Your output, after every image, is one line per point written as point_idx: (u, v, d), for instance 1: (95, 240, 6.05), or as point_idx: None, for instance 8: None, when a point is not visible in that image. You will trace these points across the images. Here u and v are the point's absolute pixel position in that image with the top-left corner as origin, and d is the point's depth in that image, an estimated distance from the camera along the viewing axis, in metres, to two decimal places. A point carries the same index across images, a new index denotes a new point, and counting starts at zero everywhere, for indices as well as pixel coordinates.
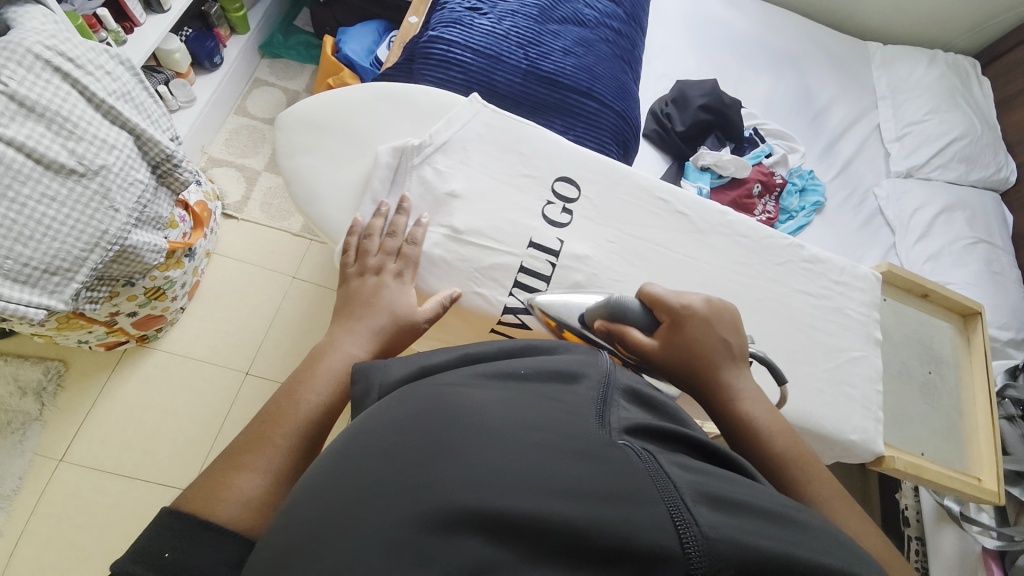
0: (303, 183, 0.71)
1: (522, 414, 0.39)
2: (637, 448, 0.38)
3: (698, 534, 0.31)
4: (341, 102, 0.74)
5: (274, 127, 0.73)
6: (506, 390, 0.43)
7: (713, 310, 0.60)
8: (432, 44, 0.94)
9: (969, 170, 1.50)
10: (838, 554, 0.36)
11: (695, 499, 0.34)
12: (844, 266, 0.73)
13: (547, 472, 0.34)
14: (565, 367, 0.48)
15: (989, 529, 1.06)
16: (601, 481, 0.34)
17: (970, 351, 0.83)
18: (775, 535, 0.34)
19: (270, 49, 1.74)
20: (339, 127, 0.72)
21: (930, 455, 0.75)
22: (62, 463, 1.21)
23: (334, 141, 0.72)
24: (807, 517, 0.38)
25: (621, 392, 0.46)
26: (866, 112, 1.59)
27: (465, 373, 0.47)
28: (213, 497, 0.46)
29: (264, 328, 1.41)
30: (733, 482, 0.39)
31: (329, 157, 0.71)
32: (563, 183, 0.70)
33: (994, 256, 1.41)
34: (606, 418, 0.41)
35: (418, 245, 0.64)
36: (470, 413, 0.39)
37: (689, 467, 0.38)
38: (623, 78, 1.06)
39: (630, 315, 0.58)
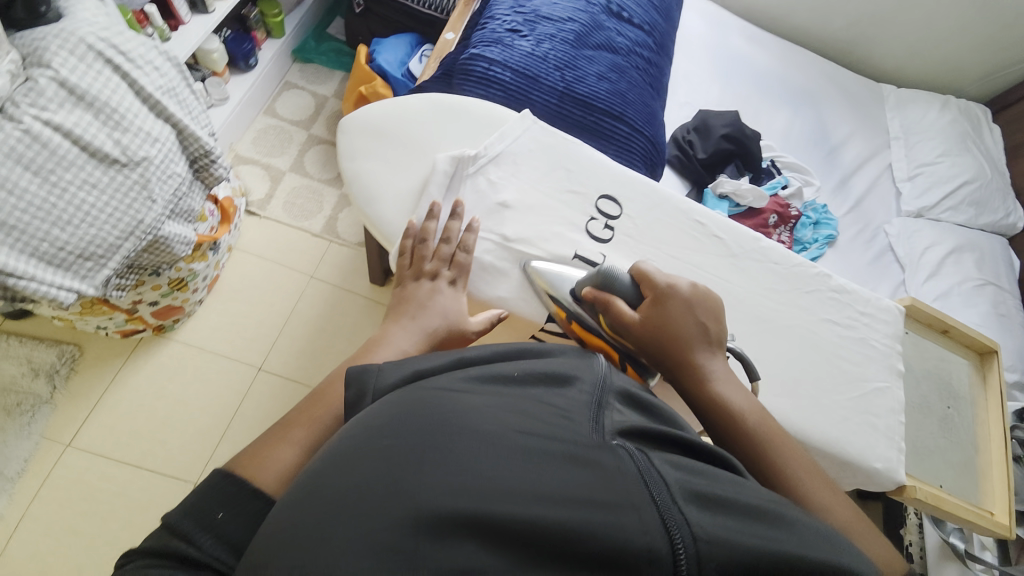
0: (363, 185, 0.73)
1: (511, 418, 0.41)
2: (630, 449, 0.40)
3: (686, 535, 0.34)
4: (399, 110, 0.77)
5: (337, 131, 0.76)
6: (495, 392, 0.45)
7: (696, 294, 0.61)
8: (473, 60, 0.98)
9: (978, 213, 1.54)
10: (824, 546, 0.38)
11: (685, 500, 0.37)
12: (869, 297, 0.75)
13: (535, 478, 0.36)
14: (559, 370, 0.50)
15: (992, 567, 1.07)
16: (587, 488, 0.36)
17: (986, 388, 0.85)
18: (764, 535, 0.37)
19: (303, 54, 1.78)
20: (394, 132, 0.75)
21: (948, 488, 0.76)
22: (68, 448, 1.20)
23: (388, 146, 0.74)
24: (794, 512, 0.41)
25: (615, 394, 0.49)
26: (879, 151, 1.64)
27: (457, 372, 0.48)
28: (261, 464, 0.49)
29: (279, 325, 1.41)
30: (722, 479, 0.41)
31: (384, 160, 0.74)
32: (606, 202, 0.73)
33: (1000, 298, 1.44)
34: (600, 421, 0.44)
35: (470, 252, 0.66)
36: (462, 415, 0.40)
37: (680, 466, 0.41)
38: (653, 104, 1.09)
39: (616, 287, 0.61)
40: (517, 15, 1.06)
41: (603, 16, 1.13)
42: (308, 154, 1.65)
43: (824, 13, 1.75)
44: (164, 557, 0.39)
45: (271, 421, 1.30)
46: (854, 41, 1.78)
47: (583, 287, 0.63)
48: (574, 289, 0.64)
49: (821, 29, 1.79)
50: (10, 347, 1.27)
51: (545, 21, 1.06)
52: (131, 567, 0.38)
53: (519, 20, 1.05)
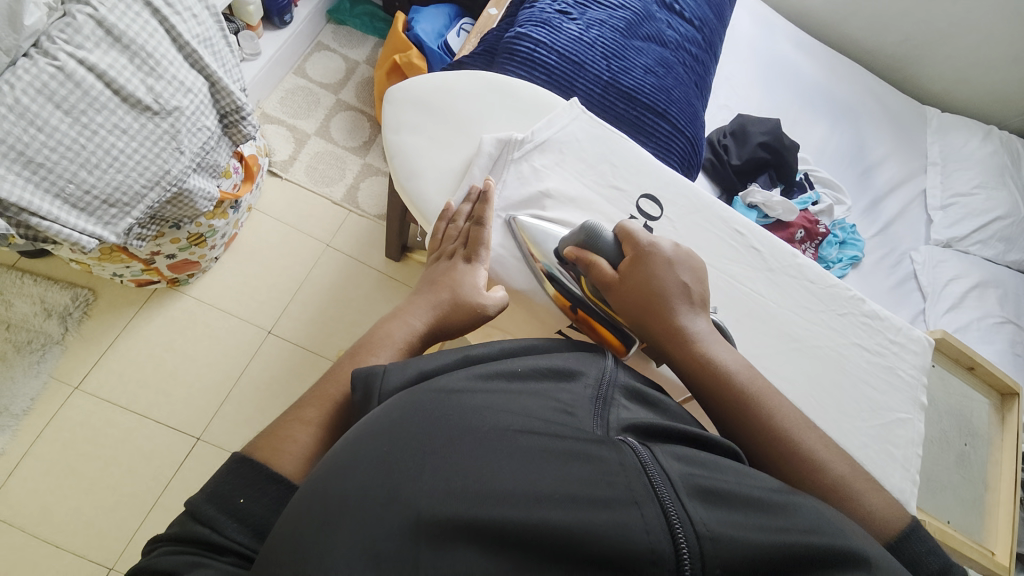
0: (406, 159, 0.71)
1: (514, 415, 0.40)
2: (633, 444, 0.40)
3: (689, 532, 0.34)
4: (448, 84, 0.74)
5: (384, 100, 0.74)
6: (498, 389, 0.44)
7: (678, 256, 0.62)
8: (518, 40, 0.95)
9: (1007, 249, 1.51)
10: (830, 529, 0.38)
11: (688, 495, 0.36)
12: (900, 326, 0.73)
13: (537, 477, 0.36)
14: (561, 365, 0.49)
15: None
16: (591, 488, 0.35)
17: (1003, 429, 0.84)
18: (763, 524, 0.36)
19: (337, 15, 1.74)
20: (441, 107, 0.73)
21: (954, 524, 0.75)
22: (77, 390, 1.22)
23: (433, 120, 0.73)
24: (798, 500, 0.40)
25: (621, 390, 0.48)
26: (914, 175, 1.60)
27: (463, 370, 0.47)
28: (277, 448, 0.47)
29: (292, 290, 1.41)
30: (726, 469, 0.41)
31: (428, 136, 0.72)
32: (647, 202, 0.71)
33: (1019, 337, 1.41)
34: (606, 418, 0.44)
35: (484, 227, 0.63)
36: (464, 413, 0.40)
37: (682, 458, 0.40)
38: (697, 104, 1.06)
39: (599, 245, 0.62)
40: None
41: (655, 6, 1.09)
42: (335, 119, 1.62)
43: (877, 25, 1.69)
44: (188, 542, 0.40)
45: (276, 384, 1.31)
46: (903, 58, 1.73)
47: (566, 247, 0.63)
48: (558, 249, 0.65)
49: (872, 41, 1.73)
50: (24, 284, 1.27)
51: (595, 6, 1.02)
52: (157, 554, 0.39)
53: (568, 2, 1.02)
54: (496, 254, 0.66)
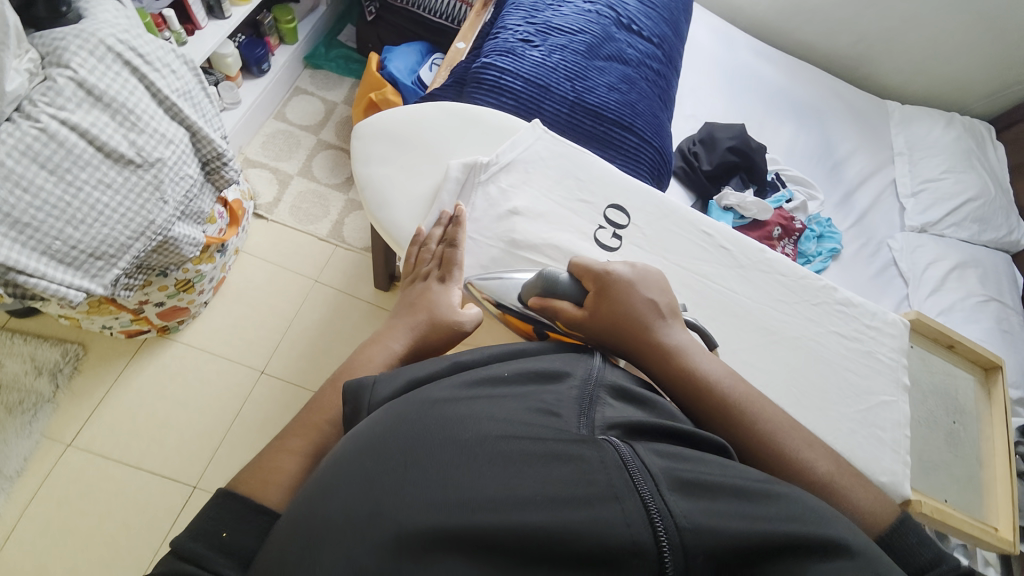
0: (377, 190, 0.73)
1: (496, 420, 0.41)
2: (614, 440, 0.40)
3: (670, 525, 0.34)
4: (414, 117, 0.78)
5: (353, 136, 0.77)
6: (481, 395, 0.44)
7: (637, 275, 0.62)
8: (484, 70, 0.99)
9: (981, 229, 1.54)
10: (814, 519, 0.38)
11: (670, 488, 0.37)
12: (874, 311, 0.75)
13: (519, 481, 0.36)
14: (547, 367, 0.49)
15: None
16: (572, 487, 0.36)
17: (991, 404, 0.85)
18: (746, 513, 0.37)
19: (313, 60, 1.81)
20: (408, 139, 0.76)
21: (953, 503, 0.75)
22: (71, 447, 1.20)
23: (402, 152, 0.75)
24: (785, 489, 0.40)
25: (607, 388, 0.48)
26: (882, 166, 1.65)
27: (450, 378, 0.48)
28: (265, 478, 0.48)
29: (282, 328, 1.42)
30: (711, 463, 0.41)
31: (398, 167, 0.75)
32: (614, 211, 0.74)
33: (1004, 314, 1.43)
34: (591, 417, 0.43)
35: (459, 249, 0.65)
36: (446, 424, 0.40)
37: (666, 454, 0.40)
38: (661, 116, 1.11)
39: (558, 289, 0.61)
40: (528, 26, 1.08)
41: (614, 28, 1.15)
42: (316, 159, 1.66)
43: (829, 29, 1.78)
44: None
45: (270, 423, 1.30)
46: (859, 56, 1.80)
47: (528, 296, 0.62)
48: (520, 295, 0.64)
49: (826, 44, 1.81)
50: (14, 344, 1.27)
51: (556, 32, 1.08)
52: None
53: (530, 31, 1.07)
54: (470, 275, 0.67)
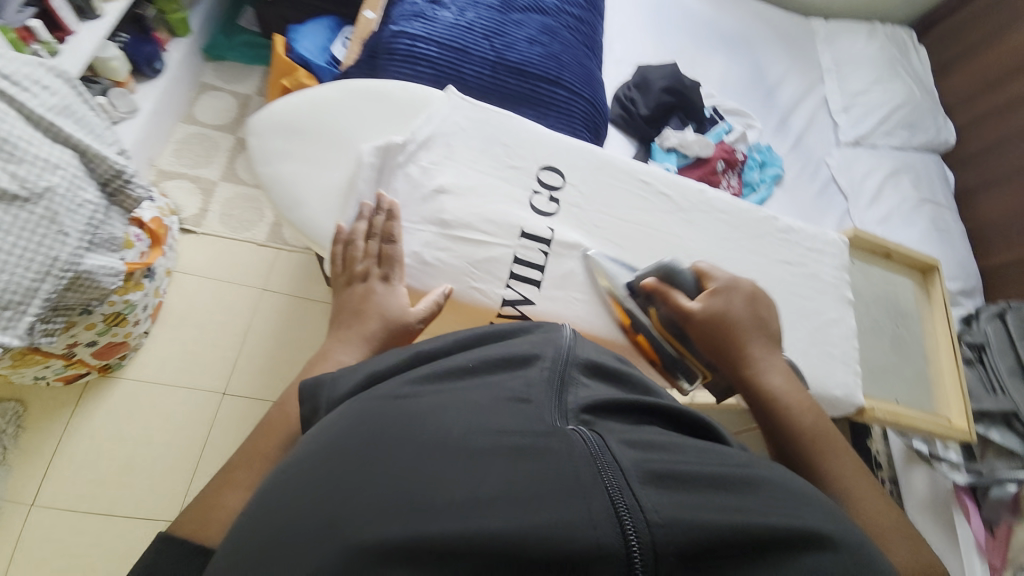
0: (286, 190, 0.68)
1: (458, 417, 0.39)
2: (584, 432, 0.38)
3: (639, 522, 0.32)
4: (314, 102, 0.71)
5: (247, 134, 0.71)
6: (445, 391, 0.43)
7: (755, 292, 0.65)
8: (396, 39, 0.92)
9: (911, 134, 1.58)
10: (791, 510, 0.36)
11: (640, 480, 0.35)
12: (814, 234, 0.77)
13: (477, 481, 0.34)
14: (517, 351, 0.48)
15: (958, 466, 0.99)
16: (535, 484, 0.33)
17: (930, 303, 0.89)
18: (723, 505, 0.35)
19: (214, 51, 1.65)
20: (311, 127, 0.70)
21: (904, 402, 0.80)
22: (33, 507, 1.14)
23: (308, 143, 0.70)
24: (765, 473, 0.39)
25: (579, 367, 0.47)
26: (813, 85, 1.66)
27: (411, 375, 0.46)
28: (207, 519, 0.45)
29: (237, 345, 1.35)
30: (688, 449, 0.39)
31: (308, 160, 0.69)
32: (547, 172, 0.71)
33: (938, 214, 1.48)
34: (565, 400, 0.42)
35: (397, 243, 0.62)
36: (407, 425, 0.39)
37: (637, 443, 0.38)
38: (589, 64, 1.06)
39: (679, 282, 0.63)
40: None
41: None
42: (238, 160, 1.54)
43: None
44: None
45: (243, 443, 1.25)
46: None
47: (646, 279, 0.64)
48: (632, 283, 0.66)
49: None
50: None
51: None
52: None
53: None
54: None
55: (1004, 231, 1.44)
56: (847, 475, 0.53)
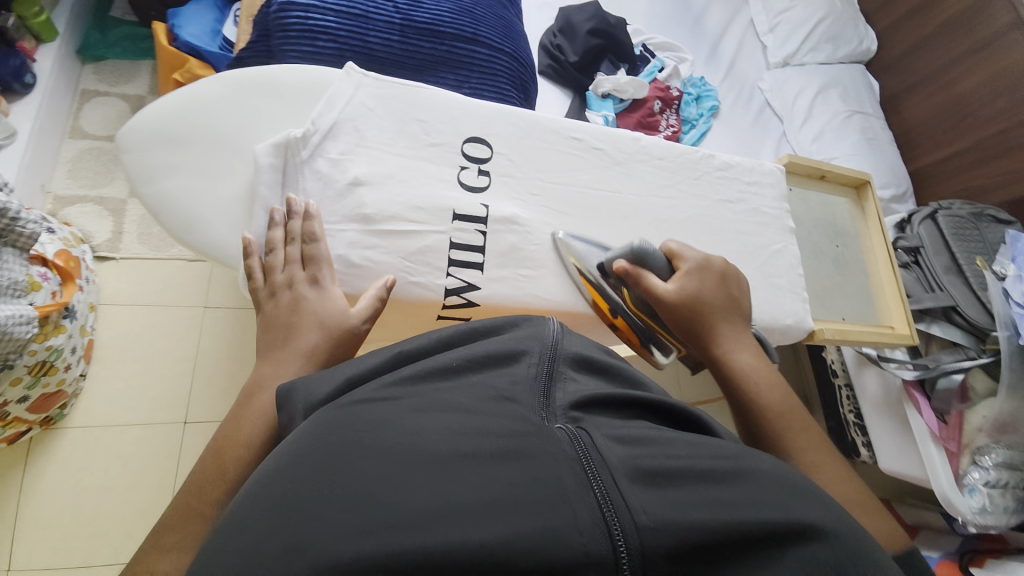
0: (179, 210, 0.61)
1: (439, 424, 0.36)
2: (571, 431, 0.37)
3: (627, 525, 0.32)
4: (193, 102, 0.63)
5: (118, 152, 0.62)
6: (424, 395, 0.40)
7: (725, 269, 0.65)
8: (286, 12, 0.81)
9: (836, 47, 1.59)
10: (781, 493, 0.36)
11: (628, 477, 0.34)
12: (751, 167, 0.77)
13: (462, 492, 0.32)
14: (506, 344, 0.45)
15: (904, 363, 1.06)
16: (522, 491, 0.32)
17: (866, 217, 0.92)
18: (710, 495, 0.35)
19: (90, 52, 1.45)
20: (193, 133, 0.62)
21: (850, 318, 0.84)
22: (9, 573, 1.07)
23: (192, 152, 0.62)
24: (755, 459, 0.39)
25: (568, 361, 0.45)
26: (738, 9, 1.64)
27: (387, 375, 0.42)
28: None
29: (189, 370, 1.28)
30: (677, 441, 0.39)
31: (197, 172, 0.62)
32: (473, 144, 0.66)
33: (867, 124, 1.51)
34: (552, 397, 0.41)
35: (320, 241, 0.57)
36: (381, 434, 0.35)
37: (626, 437, 0.38)
38: (507, 14, 0.99)
39: (650, 263, 0.62)
40: None
41: None
42: None
43: None
44: None
45: None
46: None
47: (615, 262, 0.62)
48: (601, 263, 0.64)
49: None
50: None
51: None
52: None
53: None
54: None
55: (930, 130, 1.49)
56: (814, 450, 0.52)
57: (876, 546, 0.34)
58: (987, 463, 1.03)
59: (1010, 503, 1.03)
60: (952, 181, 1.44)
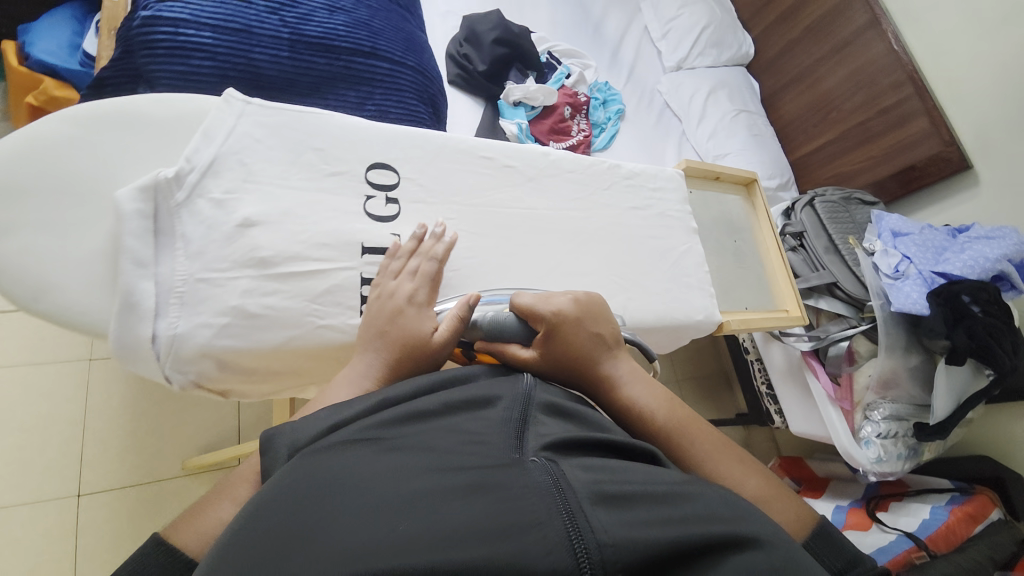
0: (28, 271, 0.52)
1: (404, 467, 0.34)
2: (542, 461, 0.35)
3: (589, 543, 0.30)
4: (33, 144, 0.54)
5: None
6: (394, 440, 0.38)
7: (581, 308, 0.56)
8: (153, 27, 0.72)
9: (720, 52, 1.74)
10: (739, 518, 0.36)
11: (592, 499, 0.33)
12: (653, 174, 0.81)
13: (418, 528, 0.30)
14: (479, 392, 0.44)
15: (801, 336, 1.19)
16: (488, 518, 0.31)
17: (756, 211, 1.00)
18: (674, 519, 0.34)
19: None
20: (38, 178, 0.54)
21: (752, 306, 0.91)
22: None
23: (35, 201, 0.53)
24: (705, 489, 0.39)
25: (540, 406, 0.43)
26: (633, 17, 1.74)
27: (360, 422, 0.40)
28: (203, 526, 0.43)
29: (76, 436, 1.10)
30: (638, 470, 0.38)
31: (44, 226, 0.53)
32: (378, 171, 0.63)
33: (753, 121, 1.66)
34: (522, 437, 0.39)
35: (437, 261, 0.60)
36: (346, 483, 0.33)
37: (594, 467, 0.36)
38: (408, 27, 0.96)
39: (502, 333, 0.54)
40: None
41: None
42: None
43: None
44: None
45: (122, 544, 1.05)
46: None
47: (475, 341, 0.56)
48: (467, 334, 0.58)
49: None
50: None
51: None
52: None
53: None
54: (217, 337, 0.52)
55: (802, 125, 1.67)
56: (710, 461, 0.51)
57: (814, 567, 0.35)
58: (877, 417, 1.16)
59: (901, 450, 1.17)
60: (826, 168, 1.60)
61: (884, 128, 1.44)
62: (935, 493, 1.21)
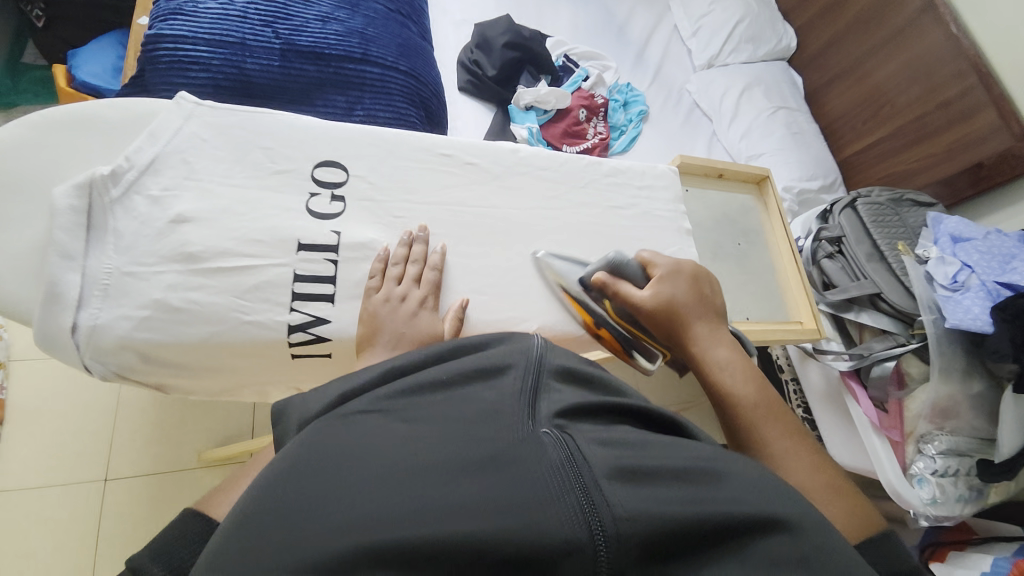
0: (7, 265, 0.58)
1: (412, 436, 0.32)
2: (557, 435, 0.32)
3: (606, 519, 0.28)
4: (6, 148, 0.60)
5: None
6: (398, 408, 0.35)
7: (697, 272, 0.63)
8: (156, 43, 0.78)
9: (756, 47, 1.62)
10: (766, 497, 0.32)
11: (609, 474, 0.30)
12: (642, 171, 0.77)
13: (429, 500, 0.28)
14: (489, 359, 0.39)
15: (840, 354, 1.04)
16: (505, 494, 0.29)
17: (769, 212, 0.90)
18: (696, 495, 0.31)
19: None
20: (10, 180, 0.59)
21: (755, 317, 0.81)
22: None
23: (12, 202, 0.59)
24: (739, 467, 0.34)
25: (551, 373, 0.38)
26: (661, 16, 1.67)
27: (362, 394, 0.37)
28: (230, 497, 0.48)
29: (107, 424, 1.20)
30: (657, 442, 0.34)
31: (15, 226, 0.58)
32: (324, 169, 0.64)
33: (792, 119, 1.53)
34: (536, 407, 0.35)
35: (438, 270, 0.62)
36: (351, 454, 0.31)
37: (611, 441, 0.33)
38: (406, 34, 0.96)
39: (626, 272, 0.62)
40: None
41: None
42: None
43: None
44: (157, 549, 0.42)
45: (143, 525, 1.12)
46: None
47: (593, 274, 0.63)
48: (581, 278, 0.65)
49: None
50: None
51: None
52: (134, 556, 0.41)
53: None
54: (136, 329, 0.54)
55: (851, 121, 1.51)
56: (785, 441, 0.47)
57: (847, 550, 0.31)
58: (932, 452, 1.00)
59: (963, 491, 1.00)
60: (879, 167, 1.44)
61: (948, 121, 1.26)
62: (1003, 542, 1.01)
